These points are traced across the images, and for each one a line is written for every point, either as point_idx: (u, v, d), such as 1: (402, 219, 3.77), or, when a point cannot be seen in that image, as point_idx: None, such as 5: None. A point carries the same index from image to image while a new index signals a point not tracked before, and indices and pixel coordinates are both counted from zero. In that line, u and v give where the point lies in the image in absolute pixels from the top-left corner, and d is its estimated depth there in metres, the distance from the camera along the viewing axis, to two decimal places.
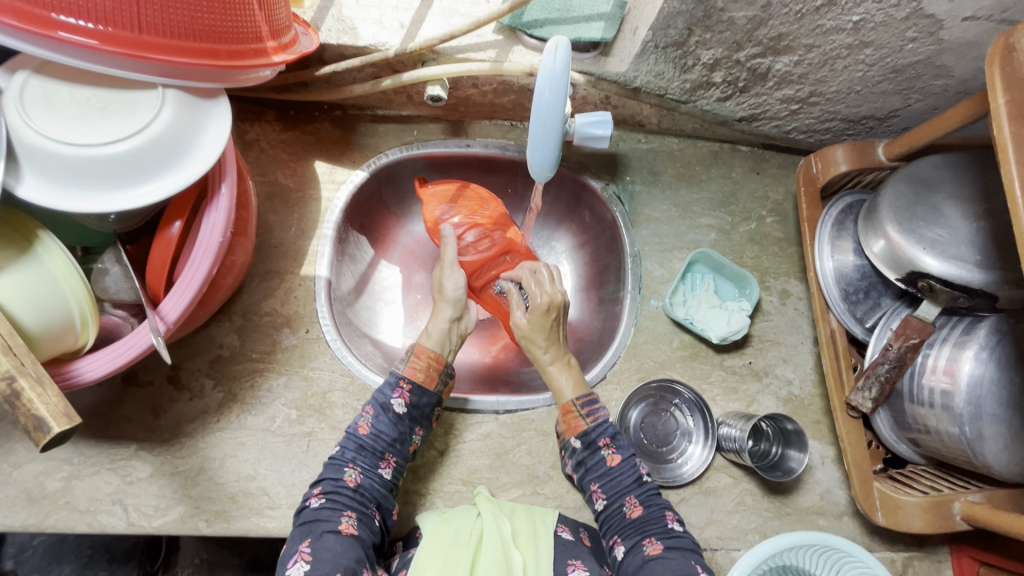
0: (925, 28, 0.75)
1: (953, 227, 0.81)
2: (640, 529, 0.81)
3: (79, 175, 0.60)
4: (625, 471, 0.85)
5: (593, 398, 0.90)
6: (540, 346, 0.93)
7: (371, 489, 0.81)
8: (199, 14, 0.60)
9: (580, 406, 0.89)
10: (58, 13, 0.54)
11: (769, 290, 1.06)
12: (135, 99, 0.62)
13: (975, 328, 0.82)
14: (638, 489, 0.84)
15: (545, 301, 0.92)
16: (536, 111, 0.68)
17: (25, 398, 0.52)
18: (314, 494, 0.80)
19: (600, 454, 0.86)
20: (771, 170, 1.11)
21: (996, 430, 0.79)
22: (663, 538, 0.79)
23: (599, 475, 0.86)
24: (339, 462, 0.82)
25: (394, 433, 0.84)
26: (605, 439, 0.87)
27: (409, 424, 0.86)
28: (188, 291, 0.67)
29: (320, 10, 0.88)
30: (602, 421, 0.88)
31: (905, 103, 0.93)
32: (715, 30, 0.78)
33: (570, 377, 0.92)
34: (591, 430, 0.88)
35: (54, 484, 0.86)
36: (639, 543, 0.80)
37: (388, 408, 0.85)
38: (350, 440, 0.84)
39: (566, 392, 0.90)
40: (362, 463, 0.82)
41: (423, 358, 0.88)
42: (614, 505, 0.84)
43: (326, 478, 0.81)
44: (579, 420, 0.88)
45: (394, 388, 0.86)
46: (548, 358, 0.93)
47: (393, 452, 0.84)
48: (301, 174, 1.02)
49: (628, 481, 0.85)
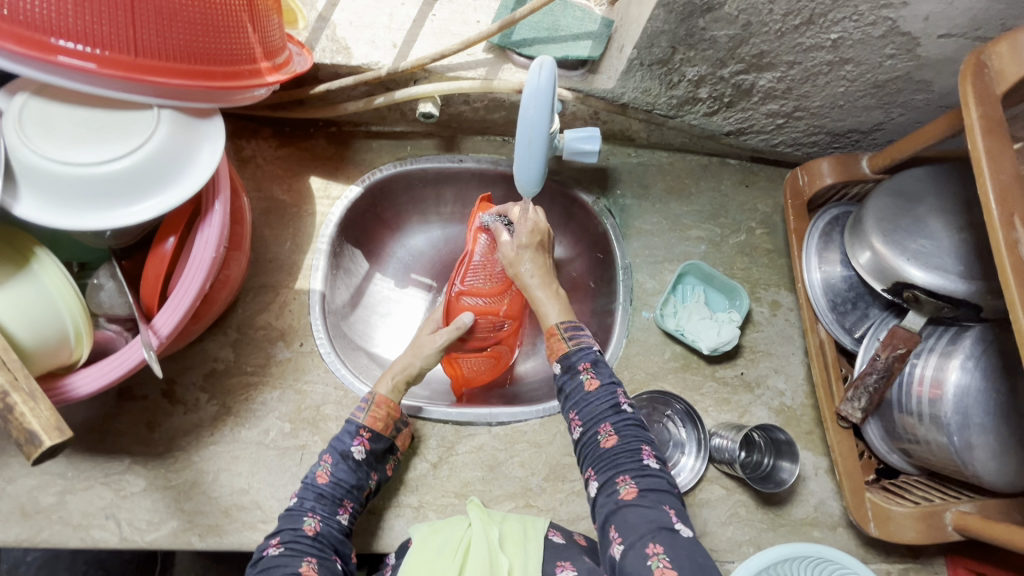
0: (902, 45, 0.76)
1: (936, 238, 0.82)
2: (611, 461, 0.78)
3: (77, 194, 0.61)
4: (602, 398, 0.83)
5: (577, 324, 0.90)
6: (526, 269, 0.96)
7: (330, 535, 0.80)
8: (194, 37, 0.62)
9: (563, 330, 0.89)
10: (57, 38, 0.56)
11: (759, 301, 1.07)
12: (130, 119, 0.64)
13: (960, 338, 0.82)
14: (614, 416, 0.81)
15: (531, 224, 0.97)
16: (522, 128, 0.69)
17: (17, 412, 0.53)
18: (272, 544, 0.78)
19: (578, 379, 0.85)
20: (760, 182, 1.13)
21: (985, 439, 0.79)
22: (637, 476, 0.76)
23: (575, 401, 0.84)
24: (297, 512, 0.80)
25: (353, 479, 0.84)
26: (584, 363, 0.86)
27: (367, 470, 0.86)
28: (180, 306, 0.69)
29: (315, 30, 0.90)
30: (584, 346, 0.87)
31: (888, 117, 0.95)
32: (698, 49, 0.80)
33: (556, 303, 0.94)
34: (572, 354, 0.87)
35: (48, 499, 0.87)
36: (613, 478, 0.77)
37: (348, 456, 0.85)
38: (308, 490, 0.82)
39: (550, 317, 0.92)
40: (322, 510, 0.81)
41: (383, 407, 0.89)
42: (589, 433, 0.82)
43: (284, 529, 0.79)
44: (561, 343, 0.89)
45: (354, 435, 0.86)
46: (532, 280, 0.96)
47: (351, 498, 0.84)
48: (296, 190, 1.04)
49: (604, 408, 0.82)
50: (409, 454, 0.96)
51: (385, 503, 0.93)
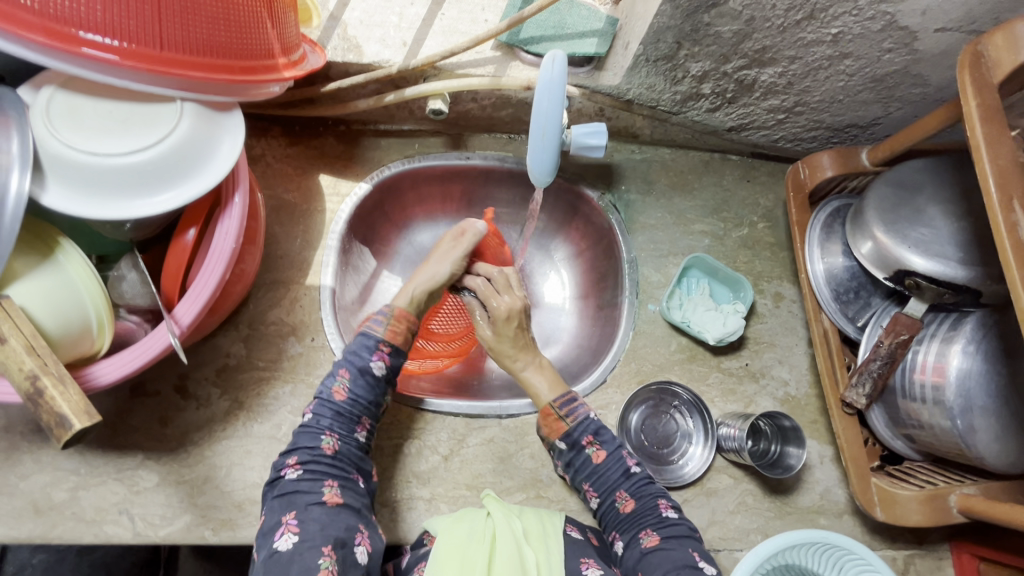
0: (900, 39, 0.79)
1: (935, 227, 0.84)
2: (635, 522, 0.84)
3: (99, 184, 0.62)
4: (613, 468, 0.88)
5: (571, 397, 0.92)
6: (507, 349, 0.97)
7: (349, 453, 0.81)
8: (215, 31, 0.64)
9: (558, 408, 0.91)
10: (84, 31, 0.57)
11: (762, 293, 1.09)
12: (154, 113, 0.65)
13: (962, 323, 0.85)
14: (626, 483, 0.87)
15: (506, 310, 0.96)
16: (535, 119, 0.71)
17: (47, 396, 0.54)
18: (290, 465, 0.78)
19: (585, 454, 0.89)
20: (761, 178, 1.15)
21: (986, 421, 0.82)
22: (658, 528, 0.82)
23: (587, 474, 0.89)
24: (315, 429, 0.81)
25: (370, 396, 0.84)
26: (588, 437, 0.89)
27: (384, 387, 0.86)
28: (201, 296, 0.70)
29: (327, 29, 0.92)
30: (582, 419, 0.90)
31: (886, 111, 0.97)
32: (703, 44, 0.82)
33: (546, 377, 0.96)
34: (573, 430, 0.89)
35: (61, 495, 0.87)
36: (636, 535, 0.83)
37: (367, 372, 0.84)
38: (324, 406, 0.82)
39: (544, 395, 0.93)
40: (339, 429, 0.81)
41: (402, 322, 0.88)
42: (607, 503, 0.87)
43: (301, 447, 0.79)
44: (560, 421, 0.90)
45: (372, 350, 0.85)
46: (520, 364, 0.97)
47: (368, 415, 0.84)
48: (305, 188, 1.05)
49: (616, 476, 0.87)
50: (420, 447, 0.97)
51: (397, 495, 0.94)
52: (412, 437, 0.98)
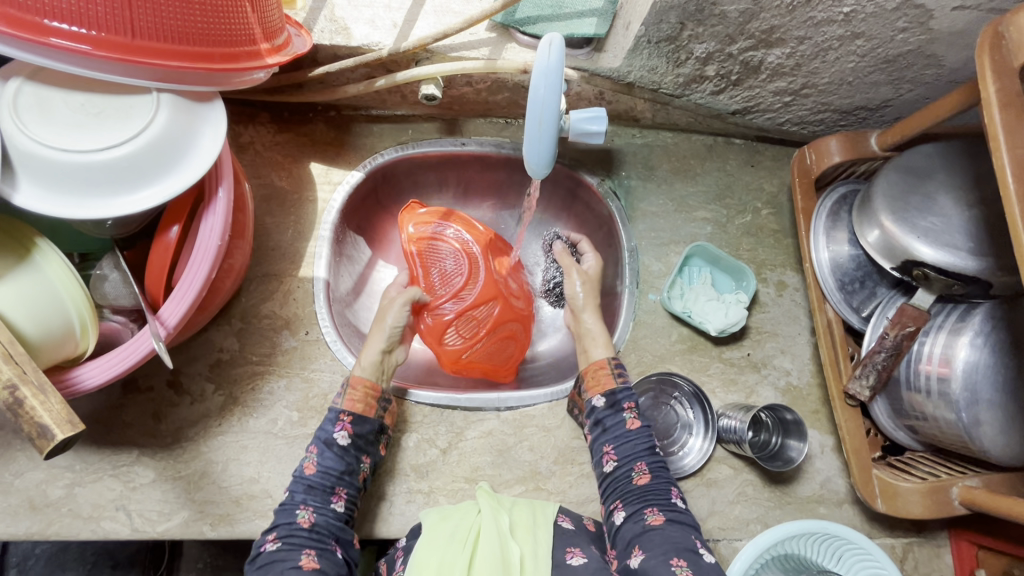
0: (915, 18, 0.75)
1: (946, 216, 0.82)
2: (643, 497, 0.83)
3: (76, 182, 0.60)
4: (641, 439, 0.87)
5: (624, 366, 0.94)
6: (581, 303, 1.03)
7: (328, 525, 0.80)
8: (192, 17, 0.60)
9: (611, 365, 0.94)
10: (50, 19, 0.54)
11: (765, 282, 1.07)
12: (128, 104, 0.63)
13: (970, 315, 0.83)
14: (648, 457, 0.86)
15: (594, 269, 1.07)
16: (532, 108, 0.68)
17: (27, 406, 0.52)
18: (269, 539, 0.78)
19: (620, 416, 0.89)
20: (766, 162, 1.12)
21: (993, 415, 0.80)
22: (665, 510, 0.81)
23: (614, 436, 0.88)
24: (290, 505, 0.80)
25: (341, 466, 0.84)
26: (629, 404, 0.90)
27: (355, 454, 0.86)
28: (187, 296, 0.68)
29: (313, 11, 0.88)
30: (628, 387, 0.92)
31: (897, 93, 0.94)
32: (707, 24, 0.78)
33: (606, 339, 0.98)
34: (618, 390, 0.91)
35: (56, 492, 0.86)
36: (641, 510, 0.82)
37: (332, 443, 0.85)
38: (298, 483, 0.82)
39: (601, 353, 0.96)
40: (314, 502, 0.81)
41: (359, 388, 0.89)
42: (623, 469, 0.86)
43: (280, 523, 0.79)
44: (608, 378, 0.92)
45: (335, 421, 0.87)
46: (590, 317, 1.02)
47: (344, 485, 0.83)
48: (296, 176, 1.02)
49: (641, 447, 0.87)
50: (419, 440, 0.96)
51: (394, 488, 0.93)
52: (409, 429, 0.97)
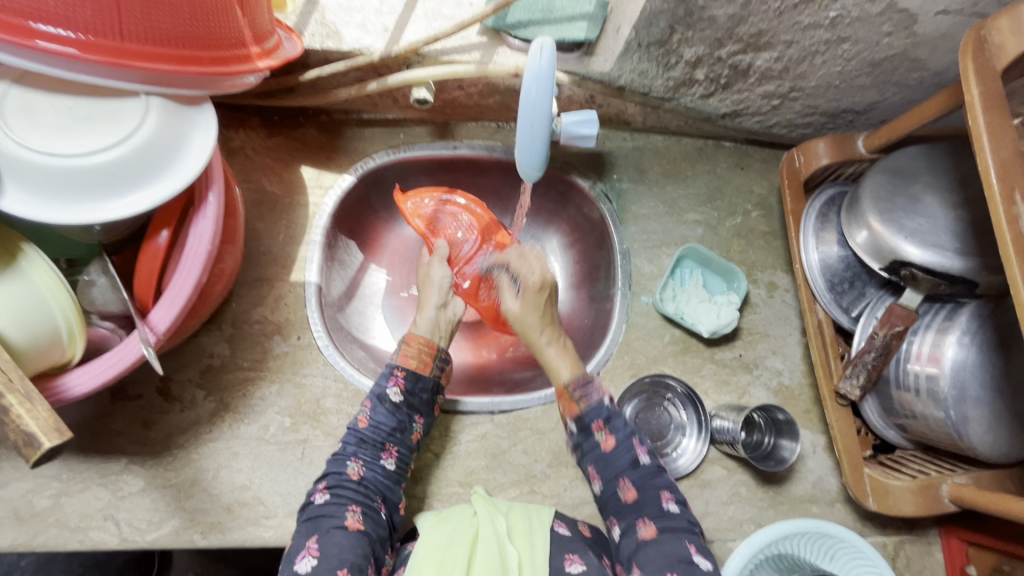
0: (900, 23, 0.76)
1: (932, 216, 0.83)
2: (635, 511, 0.82)
3: (64, 186, 0.59)
4: (620, 456, 0.85)
5: (588, 380, 0.88)
6: (532, 323, 0.94)
7: (375, 481, 0.82)
8: (182, 20, 0.60)
9: (572, 388, 0.88)
10: (38, 22, 0.53)
11: (756, 283, 1.08)
12: (116, 107, 0.62)
13: (957, 314, 0.84)
14: (632, 471, 0.84)
15: (537, 280, 0.96)
16: (523, 111, 0.68)
17: (14, 414, 0.51)
18: (319, 490, 0.80)
19: (594, 439, 0.86)
20: (755, 165, 1.13)
21: (980, 412, 0.81)
22: (656, 520, 0.80)
23: (594, 458, 0.86)
24: (342, 456, 0.82)
25: (393, 423, 0.85)
26: (598, 423, 0.86)
27: (407, 413, 0.86)
28: (177, 302, 0.67)
29: (304, 15, 0.88)
30: (596, 404, 0.87)
31: (883, 97, 0.95)
32: (696, 28, 0.79)
33: (566, 357, 0.92)
34: (585, 413, 0.87)
35: (43, 502, 0.85)
36: (634, 523, 0.81)
37: (385, 399, 0.85)
38: (351, 435, 0.84)
39: (562, 373, 0.90)
40: (364, 456, 0.82)
41: (414, 344, 0.90)
42: (609, 489, 0.85)
43: (330, 473, 0.81)
44: (573, 403, 0.88)
45: (389, 377, 0.87)
46: (544, 339, 0.93)
47: (394, 442, 0.84)
48: (287, 180, 1.02)
49: (623, 463, 0.84)
50: None
51: None
52: None
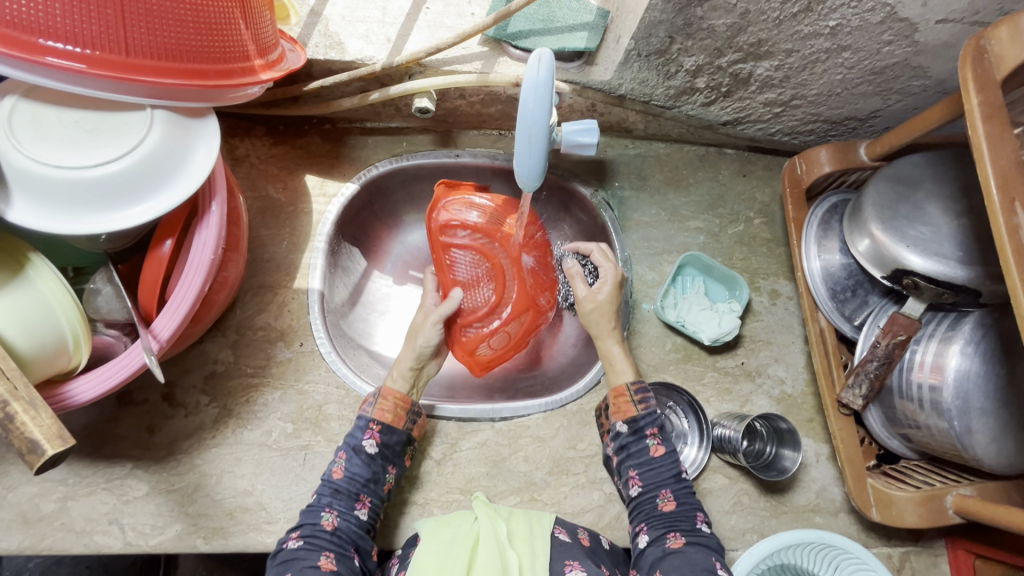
0: (901, 31, 0.76)
1: (935, 225, 0.82)
2: (667, 522, 0.82)
3: (69, 198, 0.60)
4: (667, 466, 0.86)
5: (646, 387, 0.91)
6: (606, 326, 0.95)
7: (349, 530, 0.81)
8: (185, 35, 0.61)
9: (632, 391, 0.90)
10: (45, 38, 0.55)
11: (759, 291, 1.07)
12: (123, 120, 0.63)
13: (960, 323, 0.83)
14: (674, 484, 0.85)
15: (605, 283, 0.96)
16: (521, 122, 0.68)
17: (18, 421, 0.52)
18: (292, 537, 0.80)
19: (645, 443, 0.87)
20: (757, 172, 1.13)
21: (985, 423, 0.80)
22: (687, 534, 0.81)
23: (638, 462, 0.87)
24: (316, 507, 0.82)
25: (368, 473, 0.85)
26: (653, 429, 0.88)
27: (382, 463, 0.86)
28: (180, 310, 0.68)
29: (307, 26, 0.89)
30: (653, 411, 0.89)
31: (886, 104, 0.95)
32: (696, 38, 0.79)
33: (629, 362, 0.93)
34: (640, 417, 0.88)
35: (49, 506, 0.86)
36: (663, 535, 0.81)
37: (360, 450, 0.86)
38: (325, 486, 0.84)
39: (625, 377, 0.92)
40: (339, 505, 0.82)
41: (390, 399, 0.89)
42: (648, 494, 0.85)
43: (305, 523, 0.81)
44: (630, 406, 0.89)
45: (364, 429, 0.87)
46: (611, 338, 0.95)
47: (367, 492, 0.84)
48: (291, 188, 1.03)
49: (667, 475, 0.86)
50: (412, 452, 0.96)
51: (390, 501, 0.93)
52: None
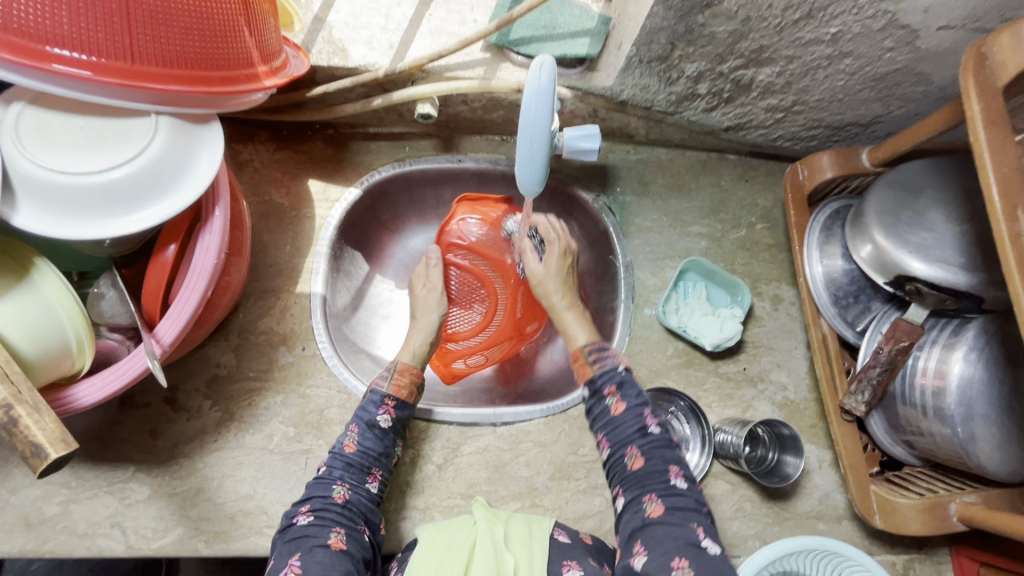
0: (902, 38, 0.76)
1: (937, 230, 0.82)
2: (641, 482, 0.76)
3: (74, 204, 0.61)
4: (628, 422, 0.80)
5: (603, 347, 0.87)
6: (553, 288, 0.97)
7: (359, 503, 0.81)
8: (191, 43, 0.62)
9: (587, 353, 0.87)
10: (52, 46, 0.55)
11: (761, 296, 1.07)
12: (127, 127, 0.64)
13: (963, 330, 0.83)
14: (640, 440, 0.79)
15: (543, 269, 0.98)
16: (523, 127, 0.69)
17: (22, 425, 0.52)
18: (301, 512, 0.78)
19: (605, 403, 0.82)
20: (760, 178, 1.13)
21: (989, 430, 0.80)
22: (664, 496, 0.74)
23: (604, 424, 0.82)
24: (327, 479, 0.81)
25: (380, 448, 0.85)
26: (610, 388, 0.82)
27: (393, 438, 0.87)
28: (183, 314, 0.68)
29: (311, 32, 0.90)
30: (609, 368, 0.84)
31: (888, 110, 0.95)
32: (697, 45, 0.80)
33: (585, 328, 0.92)
34: (597, 376, 0.84)
35: (52, 509, 0.87)
36: (639, 497, 0.75)
37: (374, 424, 0.86)
38: (337, 459, 0.83)
39: (579, 340, 0.90)
40: (350, 479, 0.82)
41: (406, 374, 0.90)
42: (617, 456, 0.79)
43: (314, 496, 0.79)
44: (587, 366, 0.86)
45: (379, 404, 0.87)
46: (563, 304, 0.95)
47: (379, 466, 0.84)
48: (295, 193, 1.03)
49: (632, 430, 0.79)
50: (413, 456, 0.96)
51: (392, 504, 0.93)
52: (405, 447, 0.97)
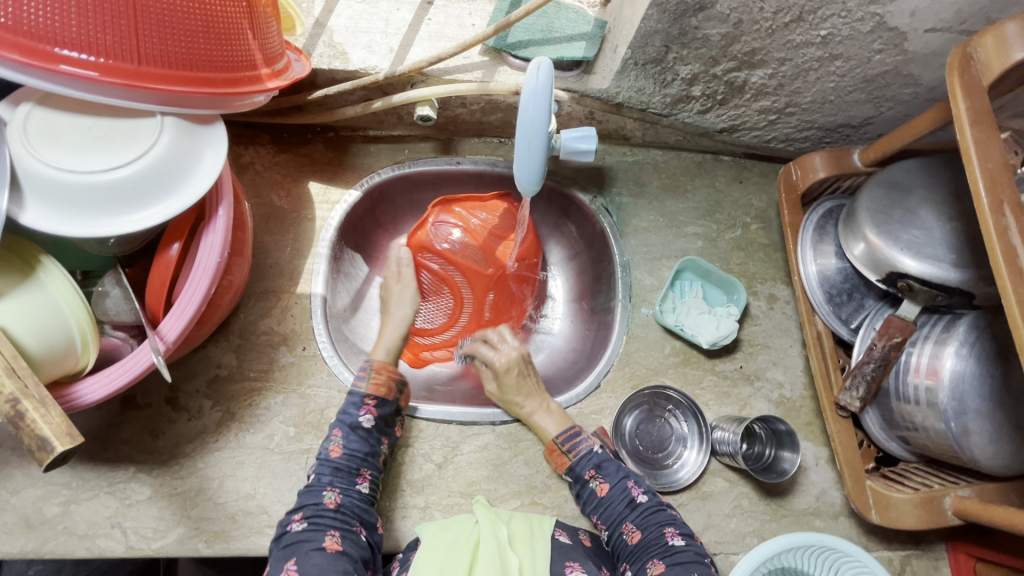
0: (890, 40, 0.78)
1: (928, 228, 0.84)
2: (643, 553, 0.84)
3: (81, 202, 0.62)
4: (616, 499, 0.89)
5: (574, 432, 0.94)
6: (514, 394, 0.99)
7: (352, 505, 0.81)
8: (196, 45, 0.63)
9: (559, 443, 0.93)
10: (61, 47, 0.56)
11: (756, 295, 1.09)
12: (133, 126, 0.65)
13: (955, 325, 0.84)
14: (631, 513, 0.88)
15: (504, 362, 1.01)
16: (521, 127, 0.70)
17: (28, 419, 0.53)
18: (295, 519, 0.79)
19: (590, 487, 0.91)
20: (754, 179, 1.15)
21: (982, 424, 0.81)
22: (664, 556, 0.82)
23: (594, 507, 0.91)
24: (316, 486, 0.82)
25: (366, 448, 0.85)
26: (590, 471, 0.91)
27: (378, 436, 0.87)
28: (186, 313, 0.69)
29: (312, 36, 0.91)
30: (584, 453, 0.92)
31: (878, 111, 0.97)
32: (691, 47, 0.81)
33: (552, 415, 0.97)
34: (575, 464, 0.92)
35: (52, 509, 0.87)
36: (644, 564, 0.83)
37: (357, 426, 0.86)
38: (324, 465, 0.84)
39: (550, 430, 0.95)
40: (340, 483, 0.82)
41: (383, 372, 0.90)
42: (614, 535, 0.89)
43: (306, 504, 0.80)
44: (563, 457, 0.93)
45: (359, 405, 0.87)
46: (528, 407, 0.98)
47: (367, 466, 0.85)
48: (295, 196, 1.04)
49: (621, 508, 0.89)
50: (413, 455, 0.97)
51: (392, 503, 0.94)
52: (405, 446, 0.97)
